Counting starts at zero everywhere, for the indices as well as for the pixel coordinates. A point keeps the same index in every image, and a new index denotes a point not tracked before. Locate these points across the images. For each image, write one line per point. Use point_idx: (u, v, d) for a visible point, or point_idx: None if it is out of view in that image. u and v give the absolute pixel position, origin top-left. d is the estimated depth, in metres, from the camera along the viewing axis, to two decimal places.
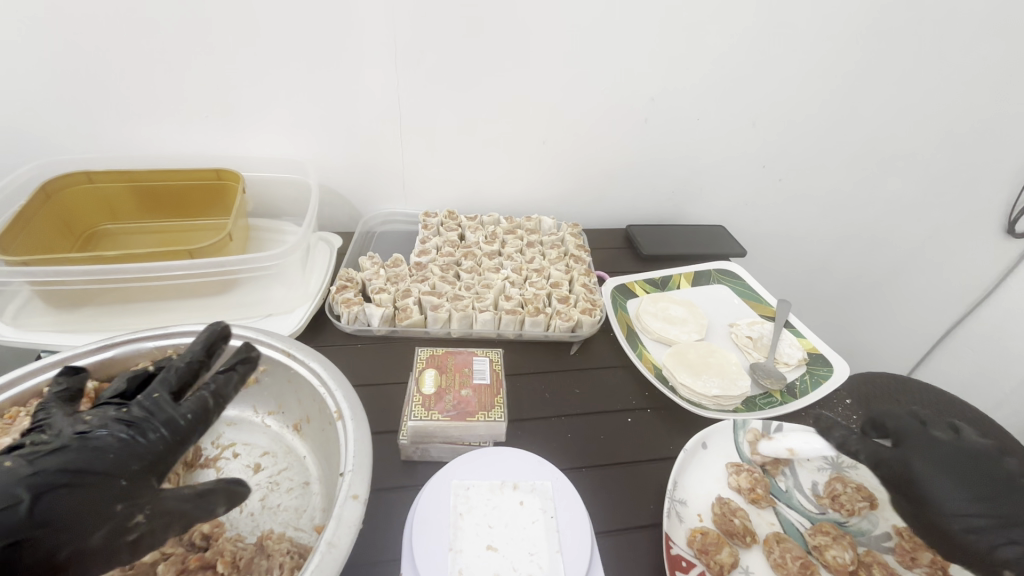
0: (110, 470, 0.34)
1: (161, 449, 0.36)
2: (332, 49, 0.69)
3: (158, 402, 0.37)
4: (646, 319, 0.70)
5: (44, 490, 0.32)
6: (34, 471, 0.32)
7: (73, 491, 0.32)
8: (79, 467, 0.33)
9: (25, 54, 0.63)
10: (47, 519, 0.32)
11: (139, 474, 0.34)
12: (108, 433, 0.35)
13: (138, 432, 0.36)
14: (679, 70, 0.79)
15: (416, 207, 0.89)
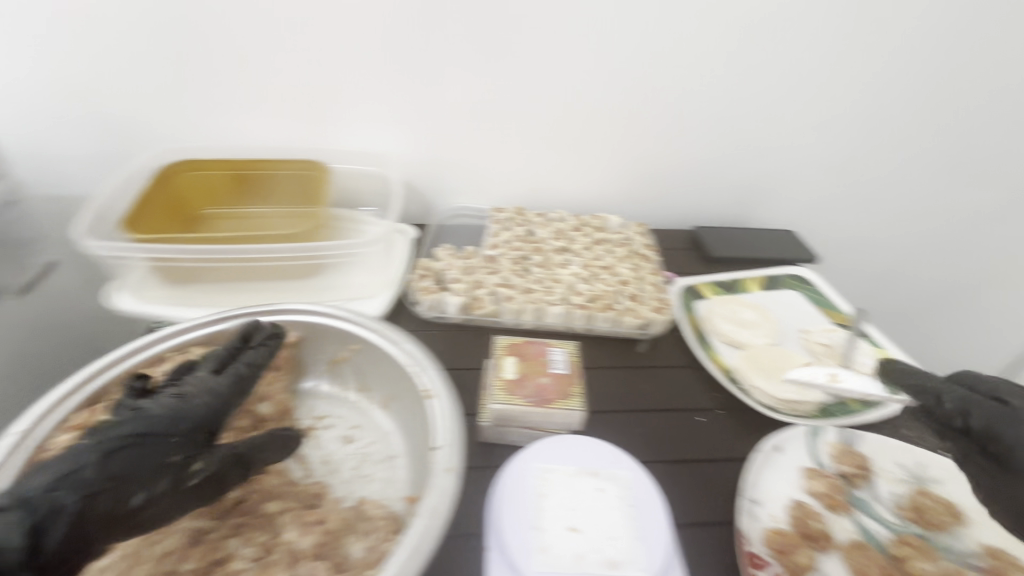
0: (165, 427, 0.37)
1: (207, 409, 0.40)
2: (420, 48, 0.72)
3: (198, 379, 0.42)
4: (716, 321, 0.70)
5: (106, 450, 0.34)
6: (99, 440, 0.35)
7: (134, 449, 0.35)
8: (137, 428, 0.36)
9: (150, 50, 0.70)
10: (113, 475, 0.33)
11: (184, 428, 0.38)
12: (158, 404, 0.39)
13: (184, 397, 0.40)
14: (756, 71, 0.79)
15: (485, 203, 0.90)
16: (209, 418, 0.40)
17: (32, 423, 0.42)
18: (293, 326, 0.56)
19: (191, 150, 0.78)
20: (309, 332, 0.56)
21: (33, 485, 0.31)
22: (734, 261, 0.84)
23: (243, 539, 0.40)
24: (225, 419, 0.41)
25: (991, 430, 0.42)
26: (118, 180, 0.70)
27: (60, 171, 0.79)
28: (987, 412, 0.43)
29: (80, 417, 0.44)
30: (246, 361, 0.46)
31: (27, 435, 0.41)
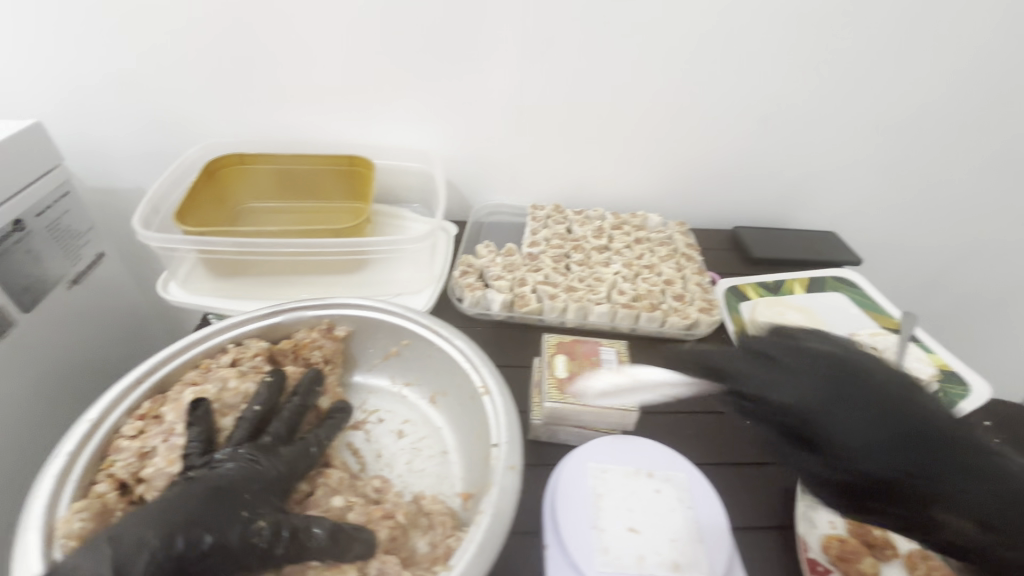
0: (237, 483, 0.37)
1: (280, 472, 0.40)
2: (463, 44, 0.72)
3: (273, 443, 0.42)
4: (762, 322, 0.69)
5: (184, 501, 0.35)
6: (181, 492, 0.36)
7: (209, 500, 0.36)
8: (210, 486, 0.36)
9: (199, 46, 0.70)
10: (187, 525, 0.34)
11: (257, 492, 0.37)
12: (233, 463, 0.39)
13: (256, 458, 0.40)
14: (803, 69, 0.77)
15: (522, 200, 0.90)
16: (275, 485, 0.39)
17: (103, 412, 0.43)
18: (345, 321, 0.56)
19: (236, 144, 0.78)
20: (360, 326, 0.56)
21: (123, 526, 0.33)
22: (775, 262, 0.82)
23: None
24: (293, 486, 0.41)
25: (864, 459, 0.36)
26: (167, 173, 0.71)
27: (108, 164, 0.80)
28: (838, 434, 0.37)
29: (145, 406, 0.45)
30: (320, 431, 0.46)
31: (98, 423, 0.42)
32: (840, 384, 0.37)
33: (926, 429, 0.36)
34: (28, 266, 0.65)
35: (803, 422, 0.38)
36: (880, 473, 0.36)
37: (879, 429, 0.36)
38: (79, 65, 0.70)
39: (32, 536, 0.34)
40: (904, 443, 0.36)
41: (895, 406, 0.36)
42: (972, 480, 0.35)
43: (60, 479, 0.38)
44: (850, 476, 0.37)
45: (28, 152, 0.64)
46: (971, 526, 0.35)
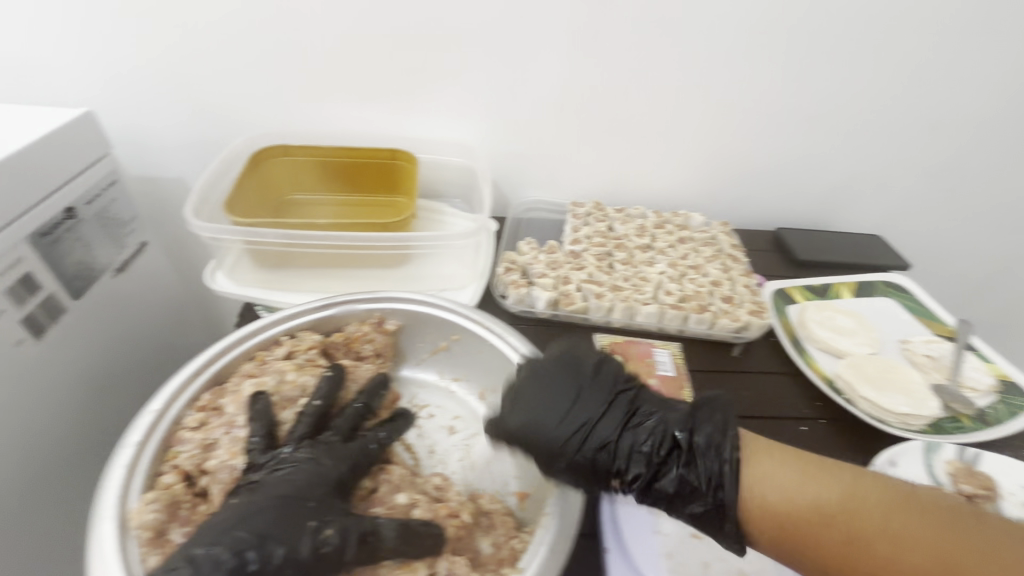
0: (301, 492, 0.38)
1: (342, 473, 0.40)
2: (509, 37, 0.71)
3: (334, 443, 0.42)
4: (812, 326, 0.67)
5: (253, 517, 0.35)
6: (248, 502, 0.37)
7: (276, 513, 0.36)
8: (275, 494, 0.37)
9: (245, 37, 0.70)
10: (259, 539, 0.34)
11: (320, 497, 0.38)
12: (295, 468, 0.40)
13: (318, 461, 0.40)
14: (859, 69, 0.74)
15: (560, 196, 0.89)
16: (339, 487, 0.40)
17: (166, 402, 0.43)
18: (396, 315, 0.56)
19: (279, 136, 0.78)
20: (410, 321, 0.56)
21: (196, 544, 0.33)
22: (823, 265, 0.80)
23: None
24: (352, 491, 0.41)
25: (566, 463, 0.40)
26: (214, 164, 0.71)
27: (153, 154, 0.81)
28: (542, 448, 0.40)
29: (206, 397, 0.45)
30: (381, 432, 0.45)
31: (162, 414, 0.42)
32: (555, 379, 0.43)
33: (593, 417, 0.40)
34: (79, 254, 0.65)
35: (522, 446, 0.41)
36: (598, 467, 0.40)
37: (553, 416, 0.41)
38: (128, 54, 0.70)
39: (106, 525, 0.34)
40: (582, 429, 0.40)
41: (580, 402, 0.41)
42: (652, 446, 0.39)
43: (129, 469, 0.38)
44: (593, 480, 0.40)
45: (80, 140, 0.64)
46: (693, 490, 0.37)
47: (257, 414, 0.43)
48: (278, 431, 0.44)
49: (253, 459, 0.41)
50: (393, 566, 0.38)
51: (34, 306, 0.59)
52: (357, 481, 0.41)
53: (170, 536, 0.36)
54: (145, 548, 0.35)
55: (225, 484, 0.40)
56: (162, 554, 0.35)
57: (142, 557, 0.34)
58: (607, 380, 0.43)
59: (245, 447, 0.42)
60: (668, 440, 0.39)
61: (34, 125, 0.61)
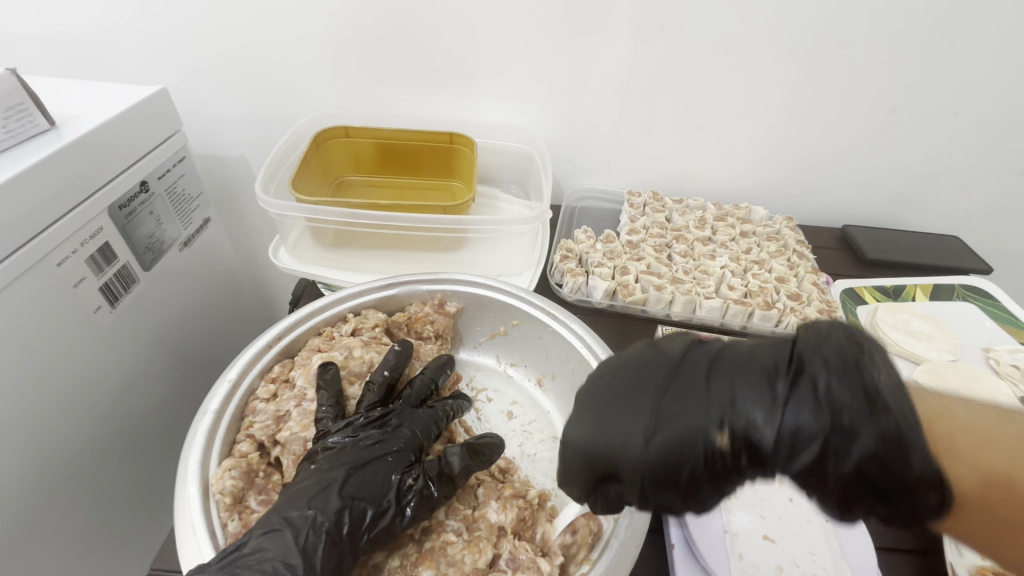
0: (382, 455, 0.40)
1: (416, 436, 0.42)
2: (573, 21, 0.69)
3: (404, 412, 0.44)
4: (884, 329, 0.64)
5: (345, 481, 0.37)
6: (331, 467, 0.38)
7: (365, 480, 0.38)
8: (355, 456, 0.39)
9: (309, 17, 0.70)
10: (355, 502, 0.36)
11: (402, 461, 0.40)
12: (369, 435, 0.41)
13: (393, 426, 0.42)
14: (949, 59, 0.69)
15: (616, 184, 0.87)
16: (417, 448, 0.42)
17: (240, 372, 0.44)
18: (455, 297, 0.56)
19: (340, 118, 0.79)
20: (470, 304, 0.56)
21: (294, 508, 0.35)
22: (894, 265, 0.76)
23: (448, 510, 0.40)
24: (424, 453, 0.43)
25: (667, 463, 0.31)
26: (279, 144, 0.73)
27: (220, 132, 0.83)
28: (625, 458, 0.32)
29: (276, 369, 0.46)
30: (445, 407, 0.46)
31: (237, 383, 0.43)
32: (622, 373, 0.34)
33: (664, 389, 0.32)
34: (150, 228, 0.68)
35: (602, 451, 0.33)
36: (701, 444, 0.30)
37: (633, 413, 0.32)
38: (199, 36, 0.72)
39: (191, 490, 0.35)
40: (659, 408, 0.32)
41: (636, 381, 0.33)
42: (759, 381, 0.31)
43: (209, 436, 0.39)
44: (703, 458, 0.30)
45: (156, 118, 0.66)
46: (843, 417, 0.28)
47: (330, 381, 0.44)
48: (346, 404, 0.45)
49: (326, 420, 0.42)
50: (460, 545, 0.37)
51: (110, 276, 0.61)
52: (430, 443, 0.43)
53: (248, 503, 0.37)
54: (225, 513, 0.36)
55: (297, 455, 0.41)
56: (242, 521, 0.36)
57: (223, 523, 0.35)
58: (668, 343, 0.35)
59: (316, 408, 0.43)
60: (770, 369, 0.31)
61: (114, 101, 0.63)
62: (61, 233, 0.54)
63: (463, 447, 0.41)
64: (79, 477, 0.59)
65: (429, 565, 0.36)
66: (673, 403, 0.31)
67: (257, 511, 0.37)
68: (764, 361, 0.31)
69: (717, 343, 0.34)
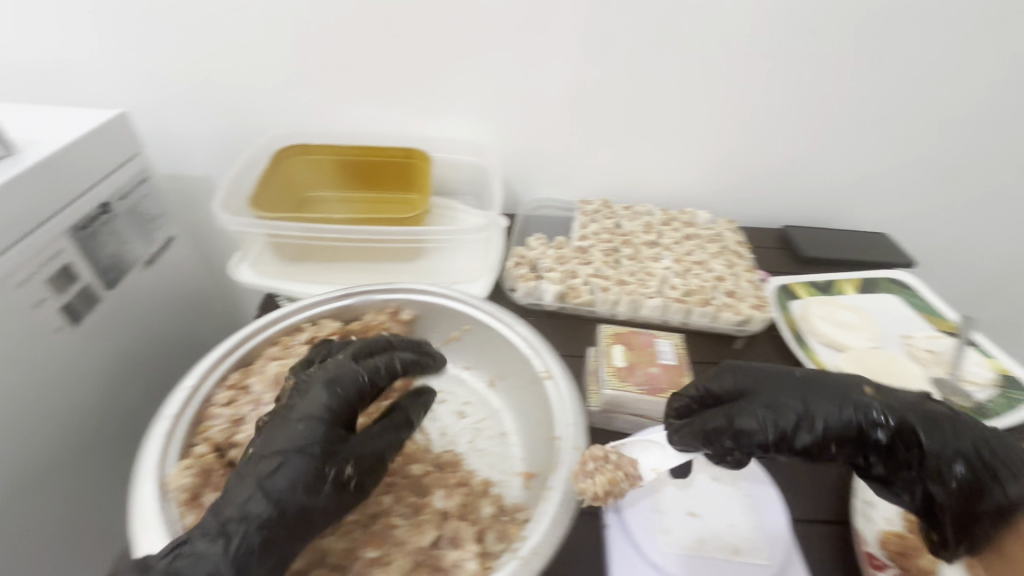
0: (310, 441, 0.37)
1: (344, 405, 0.40)
2: (518, 41, 0.74)
3: (338, 375, 0.41)
4: (814, 321, 0.69)
5: (266, 476, 0.36)
6: (257, 462, 0.37)
7: (288, 472, 0.36)
8: (280, 441, 0.37)
9: (268, 42, 0.74)
10: (278, 504, 0.35)
11: (327, 451, 0.38)
12: (300, 408, 0.39)
13: (314, 392, 0.40)
14: (862, 70, 0.75)
15: (570, 194, 0.91)
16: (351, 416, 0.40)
17: (199, 379, 0.46)
18: (410, 305, 0.58)
19: (299, 135, 0.82)
20: (424, 311, 0.59)
21: (228, 510, 0.35)
22: (827, 262, 0.82)
23: (395, 497, 0.42)
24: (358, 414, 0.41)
25: (808, 394, 0.43)
26: (239, 163, 0.75)
27: (182, 153, 0.85)
28: (774, 381, 0.44)
29: (234, 377, 0.48)
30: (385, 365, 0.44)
31: (195, 390, 0.45)
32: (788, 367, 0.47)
33: (830, 375, 0.45)
34: (112, 247, 0.69)
35: (756, 386, 0.44)
36: (854, 406, 0.42)
37: (802, 381, 0.44)
38: (160, 61, 0.75)
39: (147, 488, 0.37)
40: (824, 379, 0.44)
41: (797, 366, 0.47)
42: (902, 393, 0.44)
43: (166, 439, 0.41)
44: (848, 418, 0.42)
45: (116, 140, 0.68)
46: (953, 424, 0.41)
47: (318, 356, 0.46)
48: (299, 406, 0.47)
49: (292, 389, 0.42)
50: (406, 527, 0.40)
51: (72, 294, 0.63)
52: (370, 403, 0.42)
53: (204, 499, 0.39)
54: (182, 508, 0.38)
55: None
56: (197, 514, 0.38)
57: (179, 517, 0.37)
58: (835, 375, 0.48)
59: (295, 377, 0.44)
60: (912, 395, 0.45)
61: (76, 124, 0.65)
62: (22, 251, 0.55)
63: (401, 411, 0.45)
64: (37, 481, 0.60)
65: (375, 548, 0.38)
66: (844, 384, 0.44)
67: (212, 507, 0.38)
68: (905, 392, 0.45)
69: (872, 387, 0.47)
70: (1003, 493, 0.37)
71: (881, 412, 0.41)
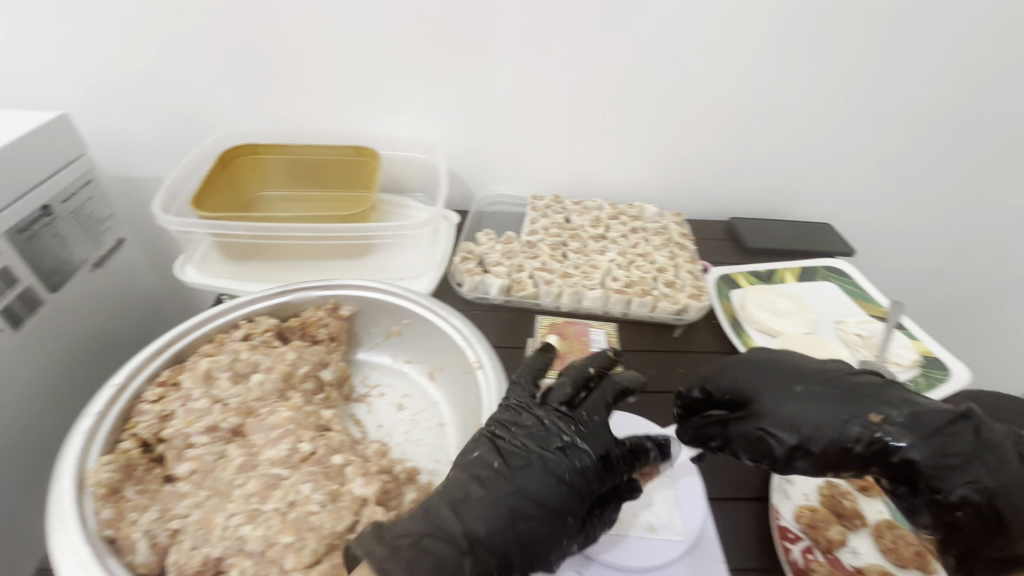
0: (561, 509, 0.41)
1: (594, 470, 0.43)
2: (462, 38, 0.75)
3: (581, 438, 0.43)
4: (751, 309, 0.71)
5: (517, 519, 0.40)
6: (512, 516, 0.40)
7: (536, 524, 0.40)
8: (531, 502, 0.41)
9: (213, 40, 0.74)
10: (520, 549, 0.39)
11: (574, 507, 0.42)
12: (546, 462, 0.42)
13: (564, 450, 0.43)
14: (798, 65, 0.78)
15: (523, 189, 0.92)
16: (604, 481, 0.43)
17: (127, 378, 0.47)
18: (349, 301, 0.60)
19: (249, 136, 0.82)
20: (364, 307, 0.60)
21: (478, 532, 0.38)
22: (770, 252, 0.84)
23: (315, 484, 0.41)
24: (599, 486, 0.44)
25: (805, 418, 0.43)
26: (185, 163, 0.75)
27: (131, 153, 0.84)
28: (775, 396, 0.45)
29: (165, 374, 0.48)
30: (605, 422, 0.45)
31: (122, 388, 0.46)
32: (796, 372, 0.46)
33: (834, 387, 0.44)
34: (56, 249, 0.69)
35: (755, 397, 0.46)
36: (849, 431, 0.41)
37: (805, 397, 0.44)
38: (104, 61, 0.74)
39: (65, 483, 0.38)
40: (826, 393, 0.44)
41: (811, 371, 0.46)
42: (932, 410, 0.40)
43: (89, 436, 0.42)
44: (841, 442, 0.41)
45: (56, 141, 0.68)
46: (980, 461, 0.38)
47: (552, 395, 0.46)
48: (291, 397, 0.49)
49: (530, 428, 0.44)
50: (322, 513, 0.39)
51: (12, 298, 0.62)
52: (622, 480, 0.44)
53: (124, 493, 0.39)
54: (100, 502, 0.38)
55: (179, 450, 0.43)
56: (116, 508, 0.38)
57: (96, 512, 0.37)
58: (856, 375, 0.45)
59: (510, 412, 0.46)
60: (947, 407, 0.41)
61: (14, 125, 0.64)
62: None
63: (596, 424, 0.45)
64: None
65: (290, 533, 0.37)
66: (846, 400, 0.43)
67: (132, 500, 0.39)
68: (939, 411, 0.40)
69: (904, 392, 0.43)
70: (1006, 546, 0.38)
71: (873, 436, 0.40)
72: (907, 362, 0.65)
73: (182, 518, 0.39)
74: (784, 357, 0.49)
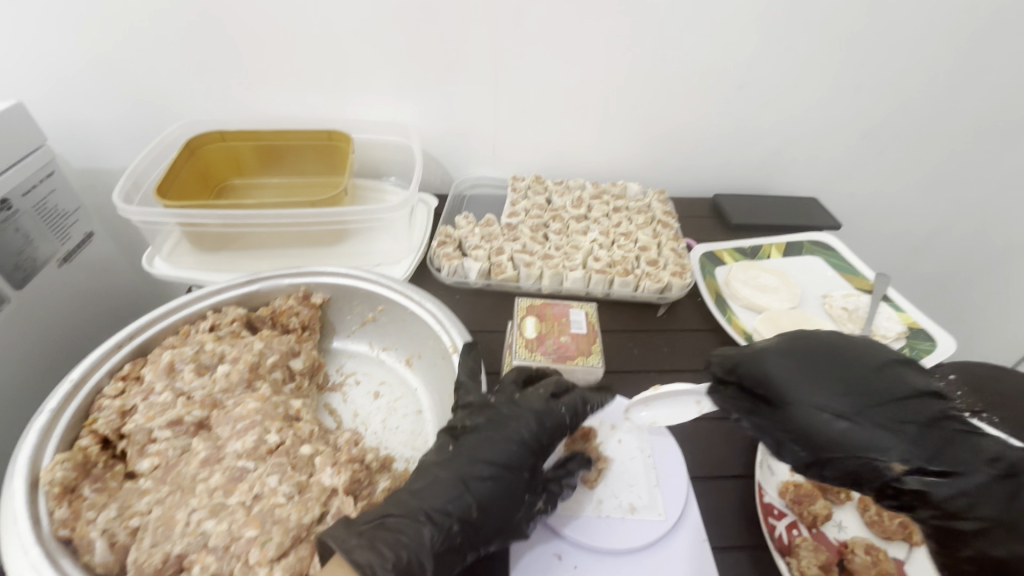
0: (516, 467, 0.42)
1: (534, 432, 0.44)
2: (431, 16, 0.71)
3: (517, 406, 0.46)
4: (736, 285, 0.70)
5: (471, 484, 0.40)
6: (465, 480, 0.40)
7: (493, 484, 0.41)
8: (476, 469, 0.41)
9: (169, 21, 0.70)
10: (480, 512, 0.39)
11: (532, 464, 0.43)
12: (490, 432, 0.44)
13: (508, 416, 0.45)
14: (780, 34, 0.75)
15: (504, 170, 0.91)
16: (554, 439, 0.45)
17: (85, 372, 0.45)
18: (322, 288, 0.58)
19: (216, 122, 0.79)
20: (336, 293, 0.58)
21: (434, 503, 0.39)
22: (755, 228, 0.83)
23: (281, 476, 0.40)
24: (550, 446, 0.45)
25: (829, 441, 0.37)
26: (149, 152, 0.73)
27: (96, 141, 0.81)
28: (809, 408, 0.38)
29: (126, 367, 0.46)
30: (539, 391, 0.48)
31: (81, 384, 0.44)
32: (842, 379, 0.38)
33: (876, 405, 0.37)
34: (20, 245, 0.66)
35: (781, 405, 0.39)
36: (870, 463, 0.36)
37: (839, 414, 0.37)
38: (58, 46, 0.71)
39: (17, 483, 0.36)
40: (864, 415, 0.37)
41: (865, 381, 0.38)
42: (969, 468, 0.35)
43: (42, 435, 0.40)
44: (857, 470, 0.37)
45: (11, 132, 0.65)
46: (998, 533, 0.33)
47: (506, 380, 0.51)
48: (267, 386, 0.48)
49: (476, 404, 0.46)
50: (288, 506, 0.38)
51: None
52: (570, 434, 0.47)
53: (81, 492, 0.38)
54: (54, 502, 0.36)
55: (141, 446, 0.41)
56: (71, 507, 0.36)
57: (50, 511, 0.36)
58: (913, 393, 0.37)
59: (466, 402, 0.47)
60: (998, 461, 0.34)
61: None
62: None
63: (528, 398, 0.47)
64: None
65: (254, 527, 0.36)
66: (881, 429, 0.36)
67: (90, 498, 0.38)
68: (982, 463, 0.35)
69: (961, 425, 0.36)
70: None
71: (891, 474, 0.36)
72: (893, 334, 0.64)
73: (143, 515, 0.38)
74: (838, 349, 0.40)
